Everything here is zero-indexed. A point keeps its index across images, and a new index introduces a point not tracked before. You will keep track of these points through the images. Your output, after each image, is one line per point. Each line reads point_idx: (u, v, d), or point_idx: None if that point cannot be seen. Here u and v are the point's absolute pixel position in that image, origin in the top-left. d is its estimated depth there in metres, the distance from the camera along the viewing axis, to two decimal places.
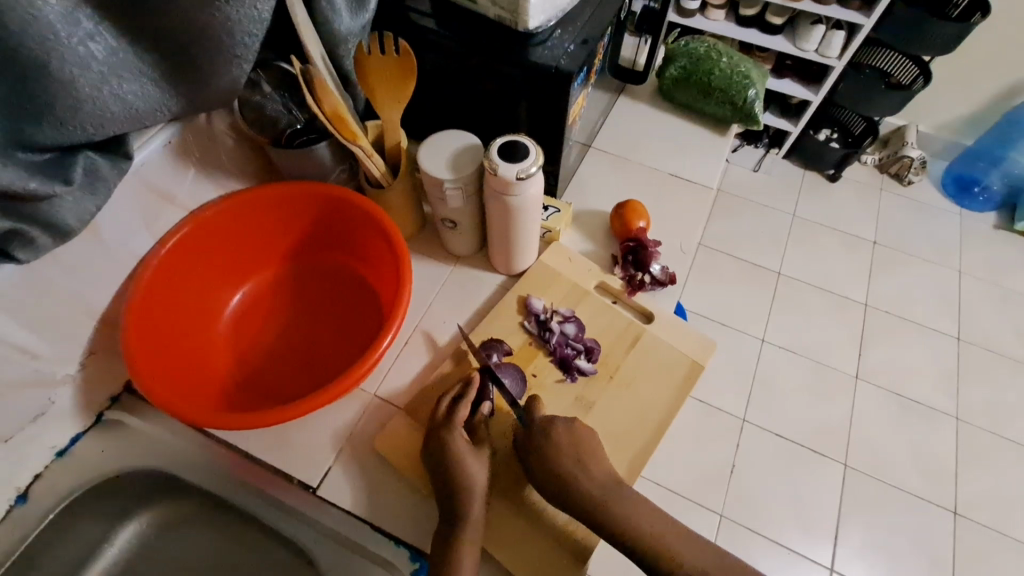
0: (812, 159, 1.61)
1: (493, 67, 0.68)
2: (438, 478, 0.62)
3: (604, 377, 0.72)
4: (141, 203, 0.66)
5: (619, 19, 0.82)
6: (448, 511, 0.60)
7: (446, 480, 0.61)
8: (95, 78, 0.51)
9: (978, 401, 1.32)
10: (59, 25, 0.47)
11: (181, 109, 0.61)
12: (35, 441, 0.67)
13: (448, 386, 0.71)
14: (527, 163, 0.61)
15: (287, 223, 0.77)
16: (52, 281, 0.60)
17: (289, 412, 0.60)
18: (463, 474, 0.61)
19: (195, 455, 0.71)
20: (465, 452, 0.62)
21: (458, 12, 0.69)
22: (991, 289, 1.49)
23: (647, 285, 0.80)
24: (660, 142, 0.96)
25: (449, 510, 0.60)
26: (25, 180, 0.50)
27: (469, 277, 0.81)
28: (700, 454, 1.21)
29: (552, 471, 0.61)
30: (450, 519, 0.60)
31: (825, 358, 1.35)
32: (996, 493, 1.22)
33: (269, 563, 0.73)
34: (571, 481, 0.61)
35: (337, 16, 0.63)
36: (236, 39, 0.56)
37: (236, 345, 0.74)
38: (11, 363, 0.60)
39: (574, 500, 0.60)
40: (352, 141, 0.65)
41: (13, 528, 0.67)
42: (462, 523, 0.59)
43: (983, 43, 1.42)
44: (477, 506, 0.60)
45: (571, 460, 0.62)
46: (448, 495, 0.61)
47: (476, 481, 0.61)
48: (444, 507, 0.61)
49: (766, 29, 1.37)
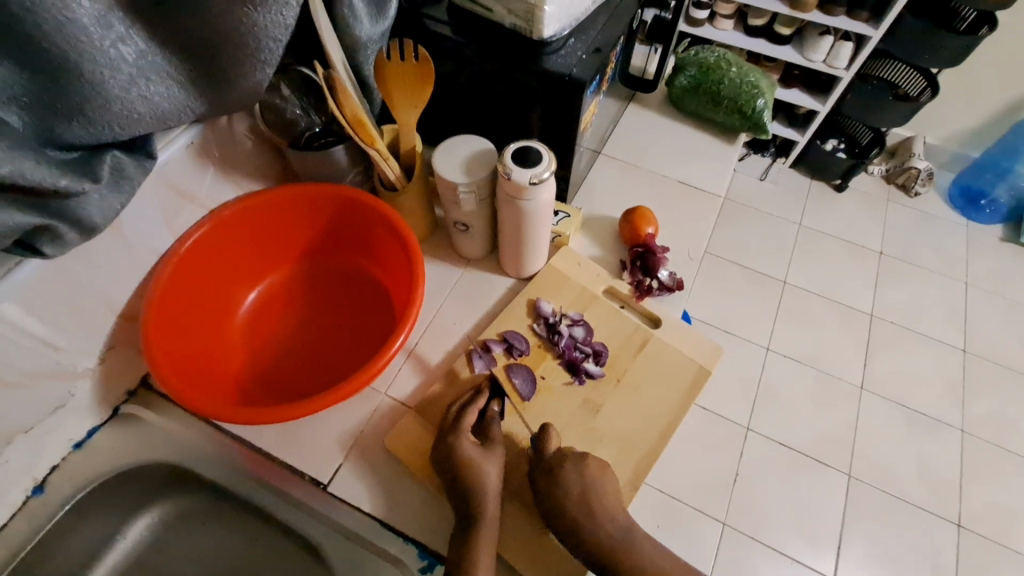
0: (819, 169, 1.62)
1: (509, 74, 0.70)
2: (448, 477, 0.63)
3: (612, 380, 0.74)
4: (164, 202, 0.68)
5: (631, 28, 0.84)
6: (460, 510, 0.62)
7: (456, 479, 0.63)
8: (124, 79, 0.53)
9: (984, 412, 1.33)
10: (92, 28, 0.48)
11: (204, 110, 0.63)
12: (53, 433, 0.68)
13: (457, 392, 0.72)
14: (540, 168, 0.63)
15: (303, 223, 0.78)
16: (76, 276, 0.62)
17: (302, 408, 0.61)
18: (472, 474, 0.62)
19: (208, 449, 0.72)
20: (473, 452, 0.64)
21: (474, 21, 0.71)
22: (998, 301, 1.49)
23: (655, 290, 0.81)
24: (669, 150, 0.97)
25: (459, 508, 0.62)
26: (57, 177, 0.51)
27: (479, 280, 0.82)
28: (702, 461, 1.21)
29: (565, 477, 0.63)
30: (462, 516, 0.61)
31: (831, 367, 1.36)
32: (999, 505, 1.22)
33: (277, 557, 0.74)
34: (576, 491, 0.62)
35: (358, 24, 0.65)
36: (261, 44, 0.58)
37: (250, 342, 0.76)
38: (34, 355, 0.61)
39: (576, 508, 0.61)
40: (370, 145, 0.66)
41: (30, 518, 0.68)
42: (476, 520, 0.60)
43: (991, 56, 1.43)
44: (489, 504, 0.62)
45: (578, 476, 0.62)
46: (460, 493, 0.62)
47: (486, 481, 0.62)
48: (457, 505, 0.62)
49: (774, 39, 1.38)
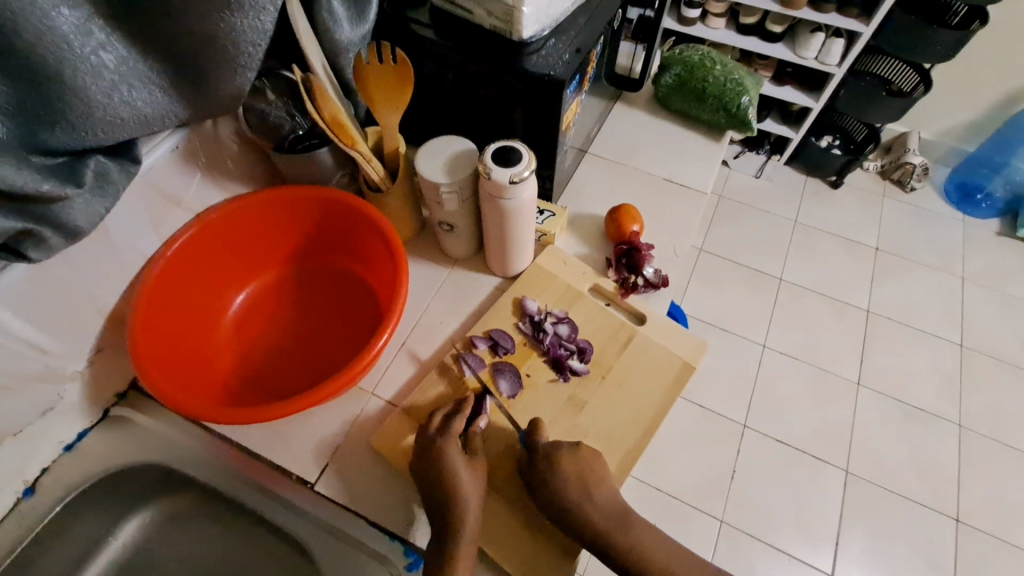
0: (813, 165, 1.63)
1: (491, 75, 0.70)
2: (426, 473, 0.64)
3: (597, 377, 0.74)
4: (151, 205, 0.69)
5: (615, 27, 0.84)
6: (441, 512, 0.61)
7: (437, 477, 0.63)
8: (106, 85, 0.54)
9: (981, 407, 1.33)
10: (72, 35, 0.49)
11: (188, 115, 0.63)
12: (44, 435, 0.69)
13: (443, 402, 0.72)
14: (520, 168, 0.63)
15: (290, 225, 0.79)
16: (63, 280, 0.63)
17: (286, 408, 0.61)
18: (453, 482, 0.62)
19: (196, 449, 0.72)
20: (457, 461, 0.63)
21: (456, 22, 0.72)
22: (995, 296, 1.49)
23: (640, 287, 0.81)
24: (657, 148, 0.98)
25: (438, 509, 0.61)
26: (39, 183, 0.52)
27: (466, 279, 0.83)
28: (698, 457, 1.22)
29: (548, 470, 0.63)
30: (443, 516, 0.61)
31: (826, 363, 1.36)
32: (997, 500, 1.22)
33: (268, 556, 0.75)
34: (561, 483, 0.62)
35: (338, 27, 0.66)
36: (240, 49, 0.58)
37: (238, 343, 0.77)
38: (22, 358, 0.62)
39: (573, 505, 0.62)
40: (351, 146, 0.67)
41: (22, 519, 0.69)
42: (459, 516, 0.60)
43: (984, 50, 1.43)
44: (468, 505, 0.61)
45: (570, 472, 0.63)
46: (439, 496, 0.61)
47: (465, 488, 0.62)
48: (436, 501, 0.62)
49: (766, 37, 1.39)
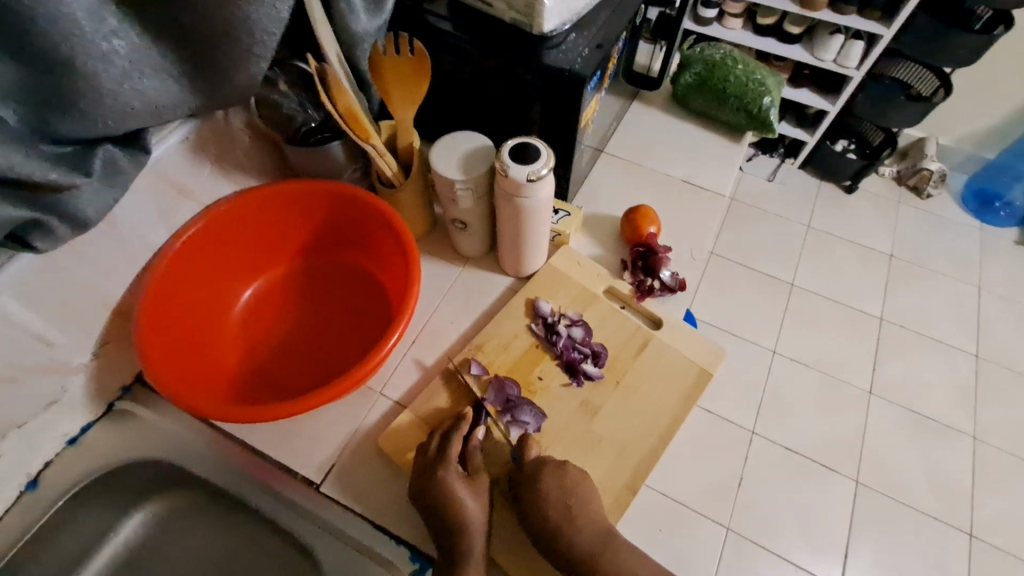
0: (828, 170, 1.60)
1: (509, 70, 0.69)
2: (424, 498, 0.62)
3: (611, 382, 0.72)
4: (160, 196, 0.68)
5: (635, 24, 0.82)
6: (436, 526, 0.60)
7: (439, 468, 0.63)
8: (117, 72, 0.52)
9: (997, 418, 1.30)
10: (84, 20, 0.48)
11: (200, 105, 0.62)
12: (48, 428, 0.68)
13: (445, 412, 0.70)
14: (538, 165, 0.62)
15: (301, 219, 0.78)
16: (68, 271, 0.61)
17: (293, 407, 0.60)
18: (459, 508, 0.60)
19: (201, 446, 0.71)
20: (460, 487, 0.61)
21: (475, 15, 0.70)
22: (1012, 306, 1.46)
23: (656, 290, 0.79)
24: (673, 150, 0.96)
25: (439, 530, 0.60)
26: (46, 171, 0.50)
27: (478, 279, 0.81)
28: (710, 464, 1.15)
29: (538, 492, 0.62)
30: (441, 534, 0.60)
31: (838, 372, 1.33)
32: (1011, 516, 1.19)
33: (270, 554, 0.74)
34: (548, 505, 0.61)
35: (354, 17, 0.64)
36: (255, 37, 0.57)
37: (245, 339, 0.75)
38: (27, 350, 0.61)
39: (562, 532, 0.61)
40: (365, 140, 0.65)
41: (22, 514, 0.68)
42: (460, 534, 0.59)
43: (1009, 56, 1.39)
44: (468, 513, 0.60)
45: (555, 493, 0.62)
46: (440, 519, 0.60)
47: (471, 511, 0.61)
48: (428, 511, 0.61)
49: (783, 38, 1.36)
